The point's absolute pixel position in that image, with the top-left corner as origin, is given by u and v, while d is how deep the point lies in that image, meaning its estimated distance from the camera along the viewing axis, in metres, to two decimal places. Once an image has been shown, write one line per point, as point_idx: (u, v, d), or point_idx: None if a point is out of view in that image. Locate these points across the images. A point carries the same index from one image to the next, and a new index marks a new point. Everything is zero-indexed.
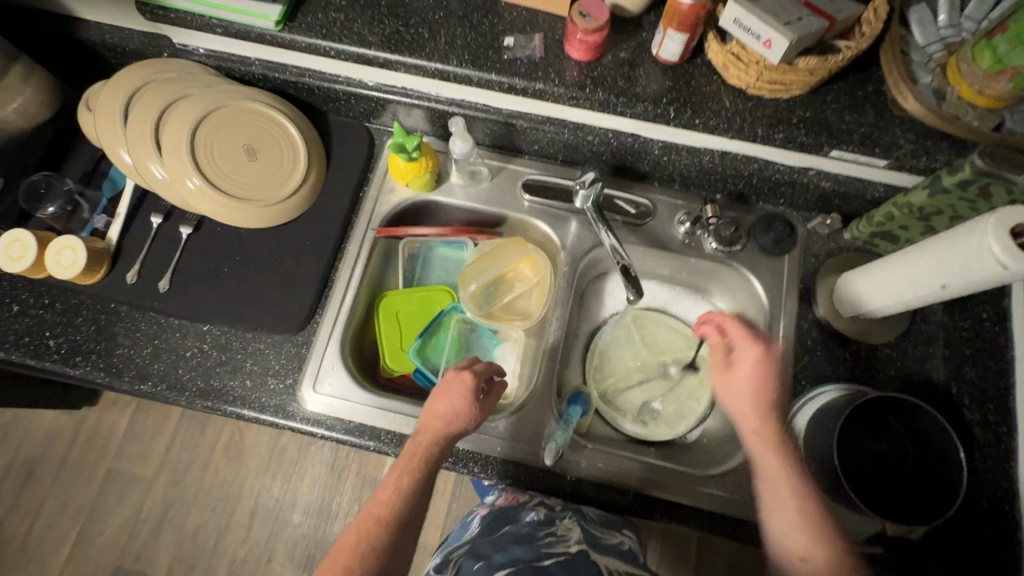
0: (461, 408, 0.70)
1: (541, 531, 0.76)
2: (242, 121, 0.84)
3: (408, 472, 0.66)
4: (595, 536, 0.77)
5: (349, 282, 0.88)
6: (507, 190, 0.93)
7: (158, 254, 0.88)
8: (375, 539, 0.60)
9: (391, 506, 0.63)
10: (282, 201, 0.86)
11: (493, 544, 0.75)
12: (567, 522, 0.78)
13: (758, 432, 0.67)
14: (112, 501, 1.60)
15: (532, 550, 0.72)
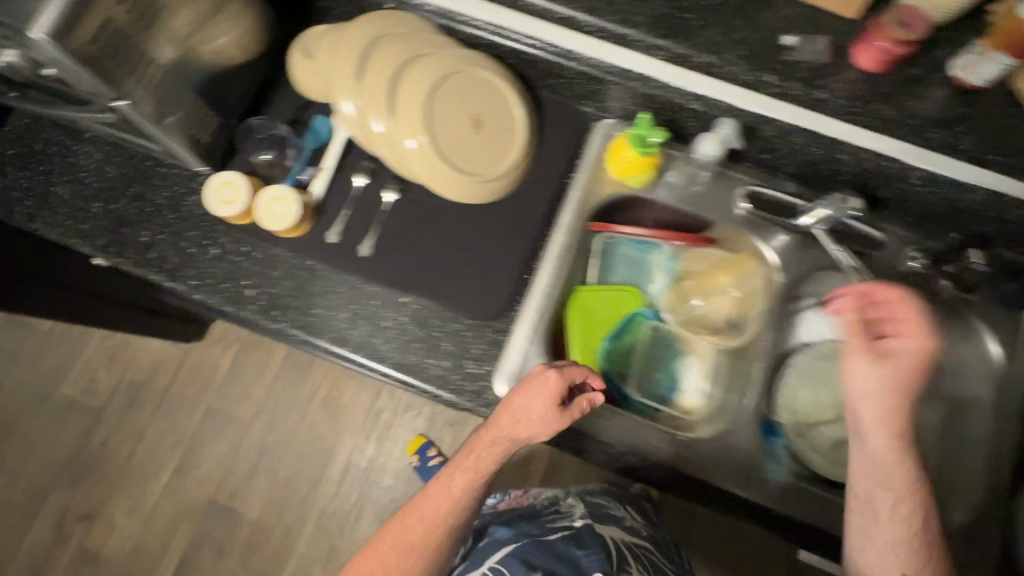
0: (526, 415, 0.69)
1: (552, 508, 1.04)
2: (472, 92, 0.79)
3: (464, 472, 0.72)
4: (592, 509, 1.05)
5: (551, 274, 0.83)
6: (722, 196, 0.87)
7: (362, 216, 0.85)
8: (417, 536, 0.72)
9: (444, 509, 0.71)
10: (497, 181, 0.82)
11: (515, 520, 1.01)
12: (569, 502, 1.07)
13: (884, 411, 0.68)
14: (210, 437, 1.62)
15: (541, 528, 0.93)
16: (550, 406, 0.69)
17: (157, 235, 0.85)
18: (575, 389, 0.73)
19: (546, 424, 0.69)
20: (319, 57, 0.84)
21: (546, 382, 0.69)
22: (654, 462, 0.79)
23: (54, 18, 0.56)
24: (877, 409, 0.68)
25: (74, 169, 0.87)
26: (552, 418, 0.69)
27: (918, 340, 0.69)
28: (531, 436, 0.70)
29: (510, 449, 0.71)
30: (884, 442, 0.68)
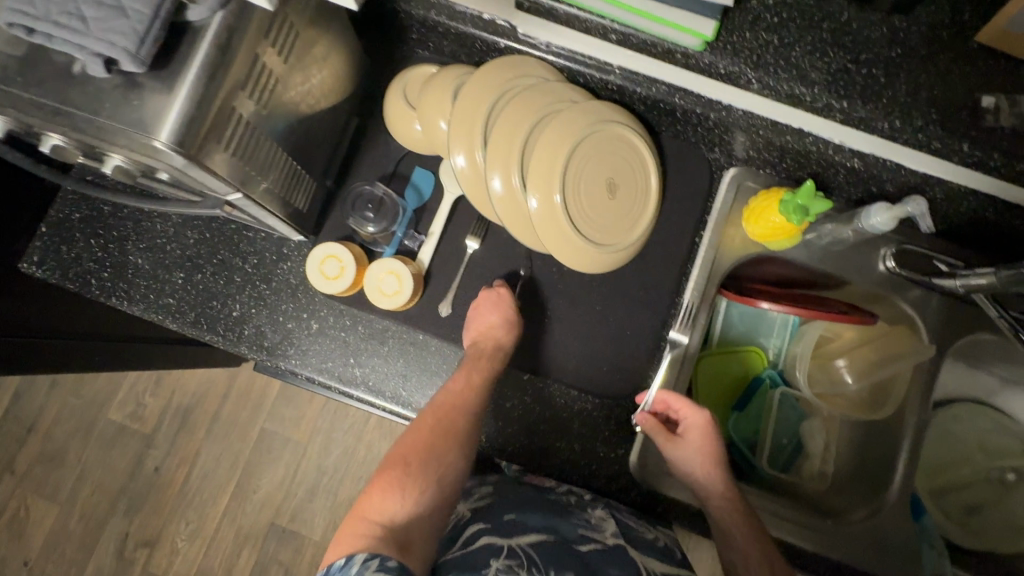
0: (506, 321, 0.73)
1: (574, 510, 0.71)
2: (608, 154, 0.70)
3: (458, 381, 0.71)
4: (627, 526, 0.72)
5: (689, 349, 0.76)
6: (867, 255, 0.78)
7: (476, 284, 0.78)
8: (425, 440, 0.68)
9: (420, 449, 0.68)
10: (628, 251, 0.74)
11: (520, 504, 0.71)
12: (599, 511, 0.72)
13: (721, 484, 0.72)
14: (266, 460, 1.59)
15: (570, 531, 0.68)
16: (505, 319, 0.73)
17: (250, 308, 0.78)
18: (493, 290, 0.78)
19: (511, 326, 0.73)
20: (423, 108, 0.73)
21: (491, 297, 0.74)
22: (800, 550, 0.74)
23: (179, 122, 0.46)
24: (717, 486, 0.71)
25: (151, 235, 0.78)
26: (512, 316, 0.73)
27: (700, 419, 0.73)
28: (508, 336, 0.73)
29: (495, 360, 0.72)
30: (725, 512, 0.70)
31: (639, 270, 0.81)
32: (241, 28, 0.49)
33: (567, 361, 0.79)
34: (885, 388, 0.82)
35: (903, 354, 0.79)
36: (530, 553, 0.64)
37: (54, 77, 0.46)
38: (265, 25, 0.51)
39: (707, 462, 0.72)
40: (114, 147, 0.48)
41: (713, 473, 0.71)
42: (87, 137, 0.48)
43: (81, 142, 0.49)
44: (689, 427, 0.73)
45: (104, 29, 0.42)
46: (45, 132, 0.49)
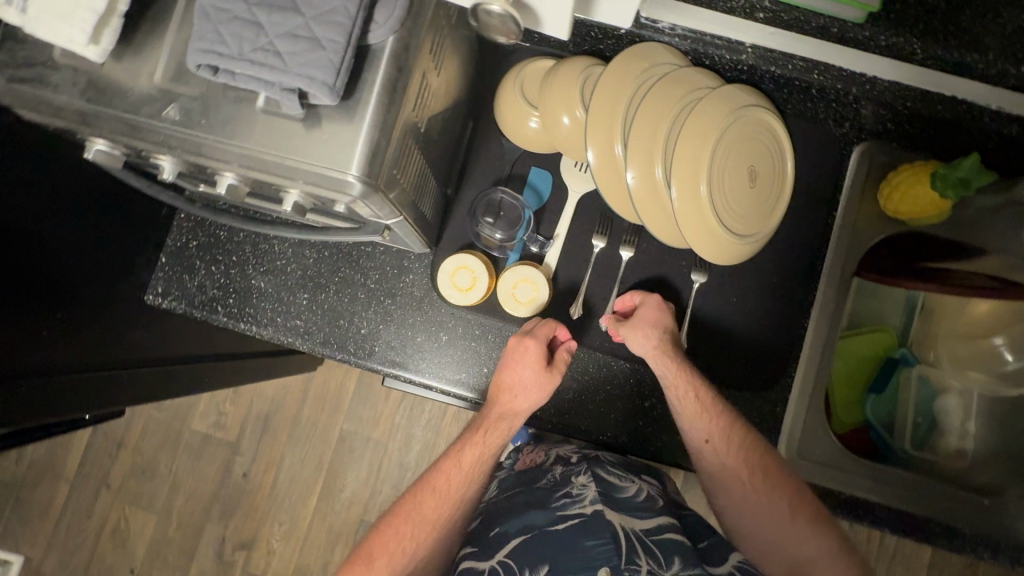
0: (520, 389, 0.70)
1: (556, 489, 0.74)
2: (749, 141, 0.67)
3: (474, 448, 0.73)
4: (607, 485, 0.73)
5: (828, 336, 0.74)
6: (1011, 225, 0.75)
7: (604, 284, 0.77)
8: (432, 509, 0.71)
9: (431, 502, 0.71)
10: (765, 239, 0.71)
11: (510, 508, 0.75)
12: (582, 479, 0.74)
13: (703, 401, 0.69)
14: (349, 459, 1.62)
15: (549, 514, 0.70)
16: (509, 385, 0.71)
17: (377, 325, 0.77)
18: (551, 344, 0.74)
19: (541, 385, 0.70)
20: (545, 105, 0.70)
21: (528, 351, 0.69)
22: (957, 530, 0.73)
23: (367, 154, 0.45)
24: (698, 400, 0.69)
25: (270, 258, 0.77)
26: (544, 381, 0.70)
27: (648, 347, 0.70)
28: (533, 405, 0.71)
29: (514, 423, 0.73)
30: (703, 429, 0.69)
31: (770, 257, 0.78)
32: (414, 44, 0.46)
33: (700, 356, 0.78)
34: None
35: None
36: (508, 562, 0.67)
37: (237, 115, 0.44)
38: (430, 41, 0.48)
39: (673, 399, 0.70)
40: (294, 183, 0.47)
41: (688, 411, 0.69)
42: (268, 175, 0.46)
43: (256, 181, 0.48)
44: (662, 330, 0.71)
45: (302, 64, 0.40)
46: (220, 172, 0.48)
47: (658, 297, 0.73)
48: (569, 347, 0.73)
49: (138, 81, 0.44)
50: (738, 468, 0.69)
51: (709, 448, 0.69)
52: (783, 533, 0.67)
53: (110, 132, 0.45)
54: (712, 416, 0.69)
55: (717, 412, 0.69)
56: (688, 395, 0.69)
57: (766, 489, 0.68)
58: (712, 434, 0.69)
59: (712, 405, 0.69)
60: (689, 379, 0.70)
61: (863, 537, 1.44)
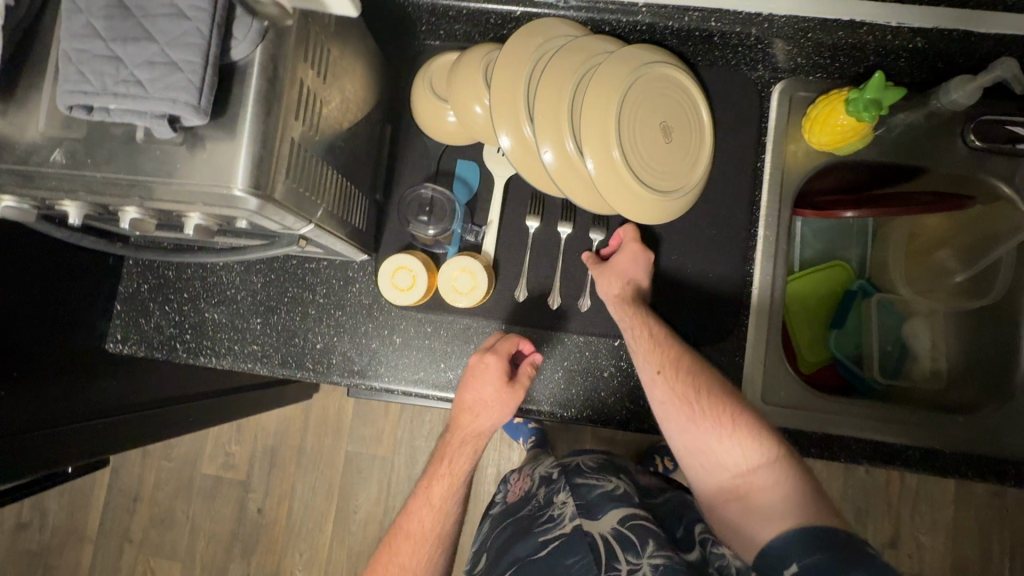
0: (481, 408, 0.71)
1: (541, 515, 0.75)
2: (656, 96, 0.68)
3: (442, 480, 0.73)
4: (587, 490, 0.75)
5: (774, 277, 0.75)
6: (944, 137, 0.74)
7: (544, 262, 0.77)
8: (409, 555, 0.70)
9: (405, 553, 0.70)
10: (696, 189, 0.71)
11: (502, 543, 0.76)
12: (562, 496, 0.76)
13: (647, 332, 0.69)
14: (358, 480, 1.63)
15: (532, 544, 0.71)
16: (467, 405, 0.71)
17: (332, 337, 0.78)
18: (518, 359, 0.74)
19: (502, 403, 0.70)
20: (456, 99, 0.72)
21: (487, 369, 0.69)
22: (933, 453, 0.71)
23: (249, 165, 0.46)
24: (642, 333, 0.69)
25: (219, 289, 0.79)
26: (506, 399, 0.70)
27: (610, 293, 0.72)
28: (495, 423, 0.72)
29: (480, 445, 0.74)
30: (644, 355, 0.68)
31: (708, 209, 0.78)
32: (283, 52, 0.47)
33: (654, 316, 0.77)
34: (993, 272, 0.78)
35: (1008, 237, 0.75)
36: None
37: (120, 150, 0.46)
38: (303, 48, 0.50)
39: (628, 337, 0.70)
40: (190, 206, 0.48)
41: (641, 343, 0.69)
42: (164, 202, 0.48)
43: (159, 210, 0.50)
44: (624, 274, 0.72)
45: (168, 87, 0.42)
46: (122, 207, 0.49)
47: (639, 246, 0.74)
48: (535, 359, 0.72)
49: (24, 133, 0.46)
50: (692, 401, 0.66)
51: (650, 375, 0.67)
52: (745, 471, 0.62)
53: (7, 185, 0.47)
54: (653, 344, 0.68)
55: (661, 344, 0.69)
56: (634, 328, 0.70)
57: (720, 422, 0.64)
58: (665, 367, 0.67)
59: (665, 341, 0.69)
60: (636, 317, 0.70)
61: (882, 480, 1.41)
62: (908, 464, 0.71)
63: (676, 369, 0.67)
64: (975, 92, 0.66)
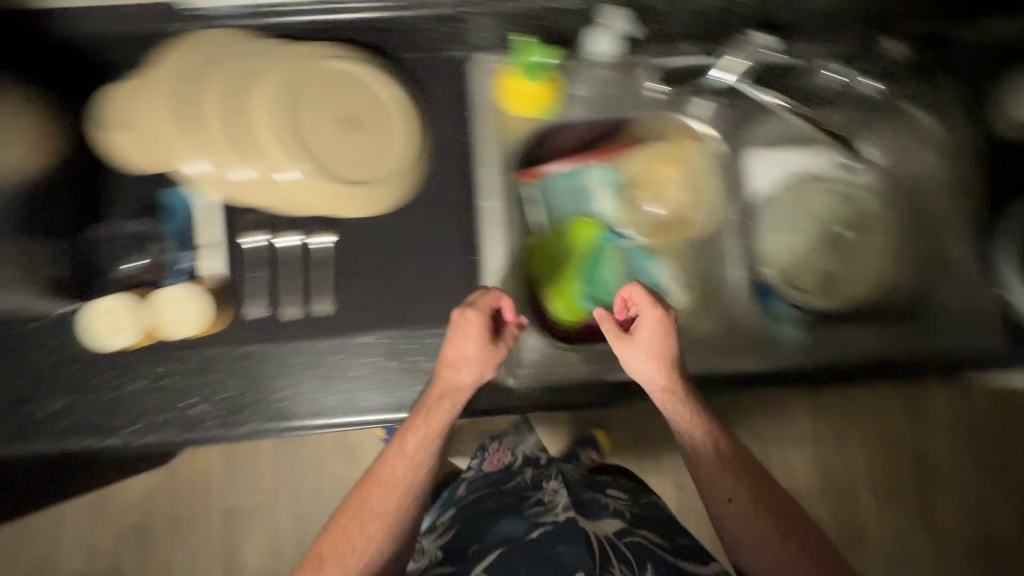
0: (462, 357, 0.66)
1: (529, 497, 0.72)
2: (326, 95, 0.74)
3: (414, 434, 0.65)
4: (578, 495, 0.73)
5: (500, 244, 0.77)
6: (632, 90, 0.84)
7: (272, 274, 0.75)
8: (359, 542, 0.60)
9: (382, 506, 0.62)
10: (404, 165, 0.77)
11: (484, 515, 0.71)
12: (553, 484, 0.74)
13: (467, 365, 0.66)
14: None
15: (523, 522, 0.66)
16: (452, 356, 0.66)
17: (40, 399, 0.67)
18: (500, 321, 0.70)
19: (485, 359, 0.67)
20: (141, 128, 0.73)
21: (471, 322, 0.66)
22: None
23: None
24: (467, 362, 0.66)
25: None
26: (490, 354, 0.67)
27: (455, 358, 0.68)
28: (476, 380, 0.67)
29: (457, 401, 0.67)
30: (472, 373, 0.66)
31: (431, 191, 0.77)
32: None
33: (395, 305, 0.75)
34: (698, 196, 0.86)
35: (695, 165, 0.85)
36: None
37: None
38: None
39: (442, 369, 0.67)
40: None
41: (676, 412, 0.67)
42: None
43: None
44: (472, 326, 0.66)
45: None
46: None
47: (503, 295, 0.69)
48: (522, 321, 0.71)
49: None
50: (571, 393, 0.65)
51: (450, 406, 0.66)
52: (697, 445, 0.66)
53: None
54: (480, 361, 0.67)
55: (481, 366, 0.67)
56: (467, 356, 0.66)
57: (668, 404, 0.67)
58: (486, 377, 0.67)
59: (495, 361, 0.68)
60: (478, 347, 0.67)
61: None
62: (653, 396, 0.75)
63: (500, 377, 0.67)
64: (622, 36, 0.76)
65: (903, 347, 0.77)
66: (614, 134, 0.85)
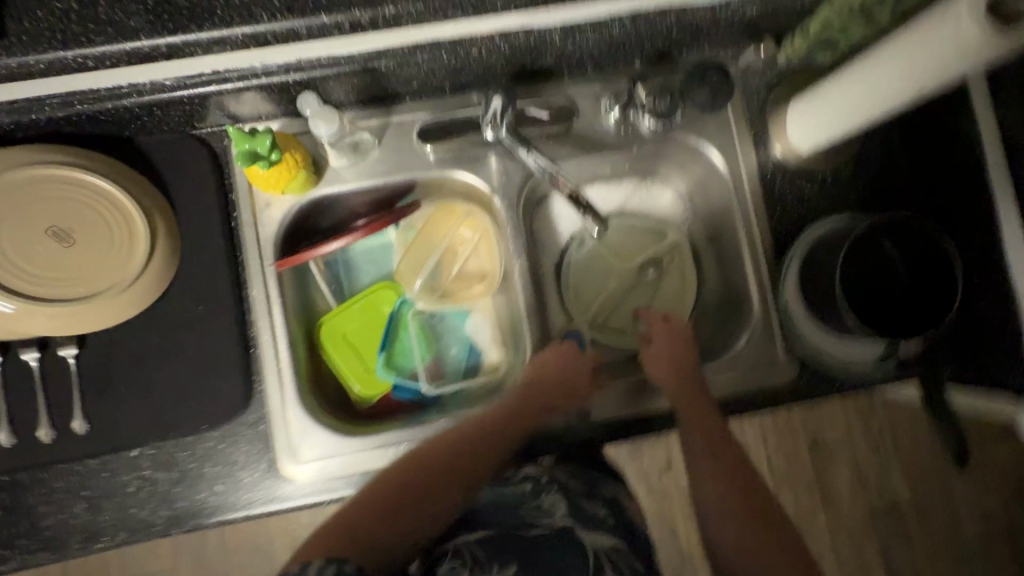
0: (556, 377, 0.75)
1: (520, 500, 0.65)
2: (29, 204, 0.63)
3: (478, 421, 0.72)
4: (578, 504, 0.66)
5: (275, 333, 0.73)
6: (403, 147, 0.76)
7: (21, 397, 0.68)
8: (427, 467, 0.68)
9: (387, 493, 0.65)
10: (142, 262, 0.66)
11: (479, 512, 0.65)
12: (552, 494, 0.66)
13: (548, 388, 0.74)
14: None
15: (518, 521, 0.63)
16: (537, 370, 0.75)
17: None
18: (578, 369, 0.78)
19: (568, 386, 0.75)
20: None
21: (555, 355, 0.76)
22: None
23: None
24: (540, 390, 0.74)
25: None
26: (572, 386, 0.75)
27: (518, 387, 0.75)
28: (543, 405, 0.74)
29: (515, 428, 0.74)
30: (511, 421, 0.74)
31: (194, 284, 0.72)
32: None
33: (163, 413, 0.70)
34: (491, 246, 0.81)
35: (485, 217, 0.80)
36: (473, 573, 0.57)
37: None
38: None
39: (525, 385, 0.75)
40: None
41: (694, 414, 0.73)
42: None
43: None
44: (566, 367, 0.75)
45: None
46: None
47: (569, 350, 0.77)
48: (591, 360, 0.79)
49: None
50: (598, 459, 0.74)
51: (515, 413, 0.74)
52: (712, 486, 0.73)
53: None
54: (521, 406, 0.74)
55: (535, 400, 0.74)
56: (533, 388, 0.75)
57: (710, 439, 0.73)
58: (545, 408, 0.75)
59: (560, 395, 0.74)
60: (543, 381, 0.74)
61: None
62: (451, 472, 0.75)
63: (558, 405, 0.75)
64: (334, 115, 0.68)
65: None
66: (388, 200, 0.81)
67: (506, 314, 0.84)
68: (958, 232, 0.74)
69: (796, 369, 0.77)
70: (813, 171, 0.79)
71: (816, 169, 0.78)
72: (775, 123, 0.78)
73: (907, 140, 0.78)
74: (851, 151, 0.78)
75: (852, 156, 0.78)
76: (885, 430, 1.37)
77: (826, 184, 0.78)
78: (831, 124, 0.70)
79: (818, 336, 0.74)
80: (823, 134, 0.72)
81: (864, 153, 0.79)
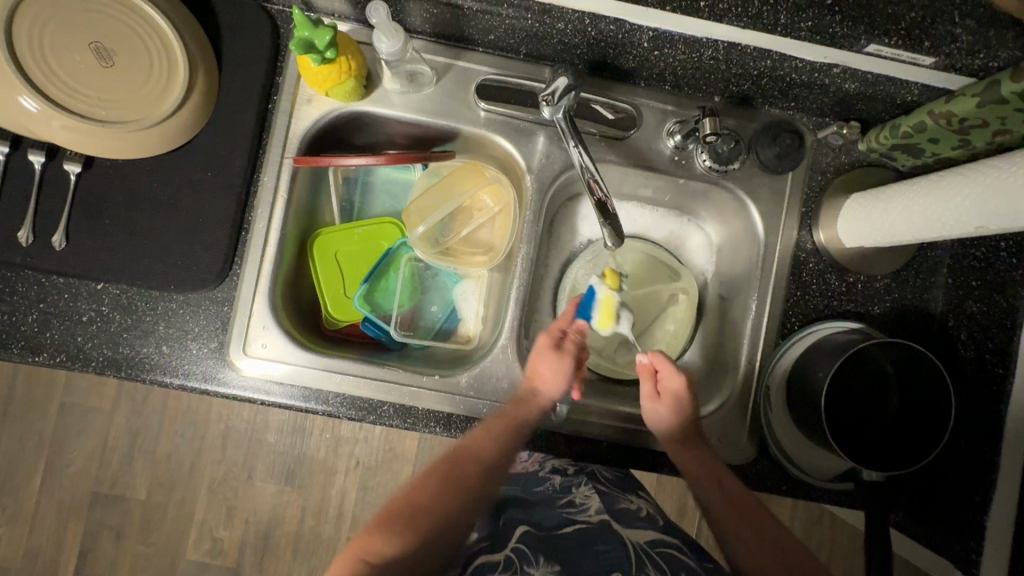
0: (552, 369, 0.70)
1: (556, 497, 0.69)
2: (79, 13, 0.62)
3: (504, 420, 0.67)
4: (610, 498, 0.69)
5: (271, 226, 0.72)
6: (457, 94, 0.74)
7: (12, 194, 0.68)
8: (458, 472, 0.63)
9: (422, 499, 0.62)
10: (169, 111, 0.65)
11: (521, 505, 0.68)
12: (584, 489, 0.69)
13: (553, 377, 0.69)
14: (16, 469, 1.35)
15: (554, 517, 0.66)
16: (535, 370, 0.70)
17: None
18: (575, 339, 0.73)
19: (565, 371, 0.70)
20: None
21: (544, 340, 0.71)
22: (410, 409, 0.74)
23: None
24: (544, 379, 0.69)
25: None
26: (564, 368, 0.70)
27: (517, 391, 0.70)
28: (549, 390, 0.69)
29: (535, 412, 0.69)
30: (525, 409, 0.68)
31: (212, 151, 0.71)
32: None
33: (138, 260, 0.70)
34: (506, 223, 0.79)
35: (511, 194, 0.79)
36: (521, 548, 0.61)
37: None
38: None
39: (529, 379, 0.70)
40: None
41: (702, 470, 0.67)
42: None
43: None
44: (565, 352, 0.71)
45: None
46: None
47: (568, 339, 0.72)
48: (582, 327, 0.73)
49: None
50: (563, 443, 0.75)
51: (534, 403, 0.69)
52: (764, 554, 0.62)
53: None
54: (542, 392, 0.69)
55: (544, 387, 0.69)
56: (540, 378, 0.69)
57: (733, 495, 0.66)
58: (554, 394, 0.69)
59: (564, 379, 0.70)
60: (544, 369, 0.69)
61: None
62: (383, 421, 0.74)
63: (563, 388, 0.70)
64: (398, 32, 0.64)
65: (650, 434, 0.75)
66: (427, 140, 0.79)
67: (494, 292, 0.82)
68: (964, 382, 0.71)
69: (751, 453, 0.75)
70: (847, 269, 0.75)
71: (850, 268, 0.75)
72: (828, 207, 0.75)
73: (952, 275, 0.74)
74: (891, 263, 0.75)
75: (890, 268, 0.75)
76: (829, 542, 1.29)
77: (853, 286, 0.76)
78: (886, 230, 0.66)
79: (784, 428, 0.72)
80: (875, 237, 0.68)
81: (902, 270, 0.76)
